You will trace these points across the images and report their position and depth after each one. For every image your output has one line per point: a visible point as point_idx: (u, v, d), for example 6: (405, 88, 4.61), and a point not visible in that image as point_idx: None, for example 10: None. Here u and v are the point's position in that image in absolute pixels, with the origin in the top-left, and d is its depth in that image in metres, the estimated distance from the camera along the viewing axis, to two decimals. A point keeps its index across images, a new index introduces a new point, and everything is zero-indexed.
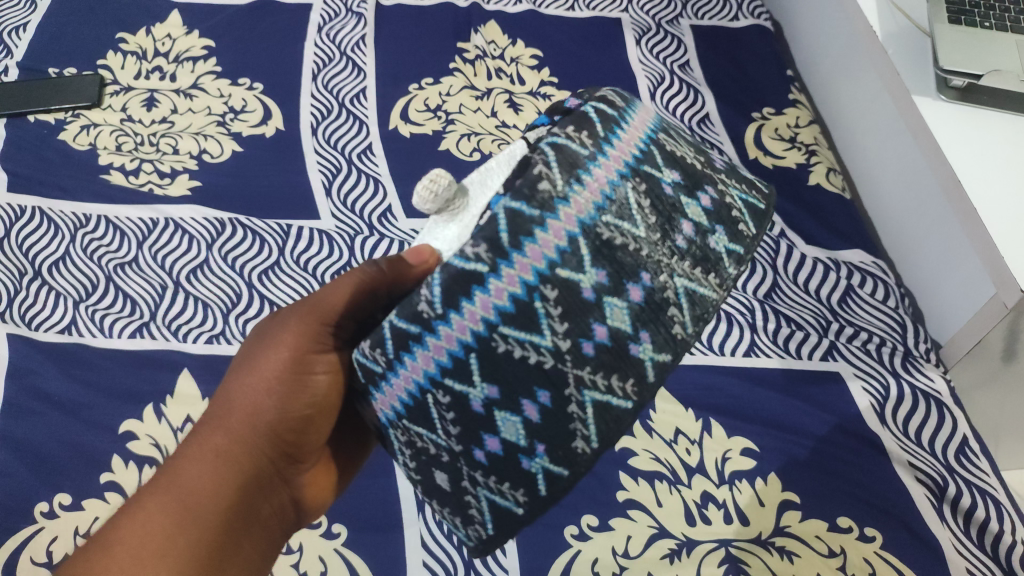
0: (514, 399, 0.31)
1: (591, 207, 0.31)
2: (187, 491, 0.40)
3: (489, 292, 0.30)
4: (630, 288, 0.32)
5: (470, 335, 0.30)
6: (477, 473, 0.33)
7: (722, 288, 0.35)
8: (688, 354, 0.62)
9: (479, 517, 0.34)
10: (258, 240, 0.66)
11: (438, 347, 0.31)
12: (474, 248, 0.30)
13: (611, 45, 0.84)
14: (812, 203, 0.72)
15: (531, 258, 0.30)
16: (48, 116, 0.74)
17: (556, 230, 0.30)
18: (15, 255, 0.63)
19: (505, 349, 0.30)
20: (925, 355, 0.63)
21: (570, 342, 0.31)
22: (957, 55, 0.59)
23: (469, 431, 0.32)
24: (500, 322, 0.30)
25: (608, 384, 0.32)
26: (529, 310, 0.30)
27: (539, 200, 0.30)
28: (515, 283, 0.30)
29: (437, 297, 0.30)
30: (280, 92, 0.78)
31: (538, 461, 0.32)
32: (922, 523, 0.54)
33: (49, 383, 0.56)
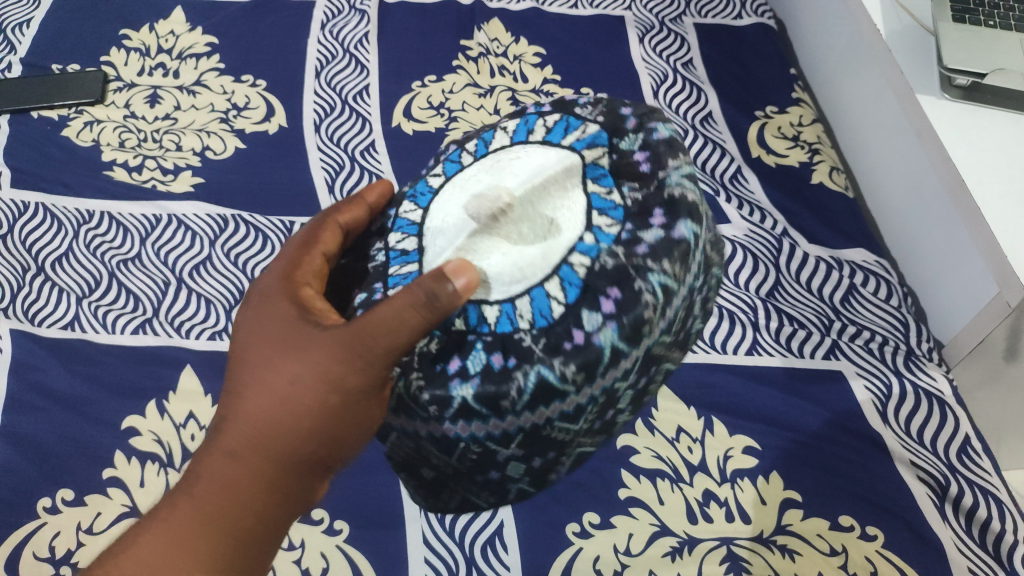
0: (531, 447, 0.40)
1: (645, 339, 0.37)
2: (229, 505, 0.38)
3: (563, 401, 0.37)
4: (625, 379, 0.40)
5: (531, 421, 0.37)
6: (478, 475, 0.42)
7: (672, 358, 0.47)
8: (691, 352, 0.62)
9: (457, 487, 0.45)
10: (261, 237, 0.67)
11: (500, 425, 0.37)
12: (568, 369, 0.36)
13: (615, 43, 0.84)
14: (814, 201, 0.72)
15: (604, 378, 0.37)
16: (51, 112, 0.74)
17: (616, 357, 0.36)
18: (19, 251, 0.63)
19: (548, 430, 0.38)
20: (927, 355, 0.63)
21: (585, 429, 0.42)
22: (960, 54, 0.59)
23: (484, 456, 0.39)
24: (557, 419, 0.37)
25: (593, 424, 0.42)
26: (575, 411, 0.38)
27: (627, 335, 0.36)
28: (585, 395, 0.37)
29: (525, 387, 0.36)
30: (283, 89, 0.78)
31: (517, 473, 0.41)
32: (924, 522, 0.54)
33: (53, 378, 0.57)
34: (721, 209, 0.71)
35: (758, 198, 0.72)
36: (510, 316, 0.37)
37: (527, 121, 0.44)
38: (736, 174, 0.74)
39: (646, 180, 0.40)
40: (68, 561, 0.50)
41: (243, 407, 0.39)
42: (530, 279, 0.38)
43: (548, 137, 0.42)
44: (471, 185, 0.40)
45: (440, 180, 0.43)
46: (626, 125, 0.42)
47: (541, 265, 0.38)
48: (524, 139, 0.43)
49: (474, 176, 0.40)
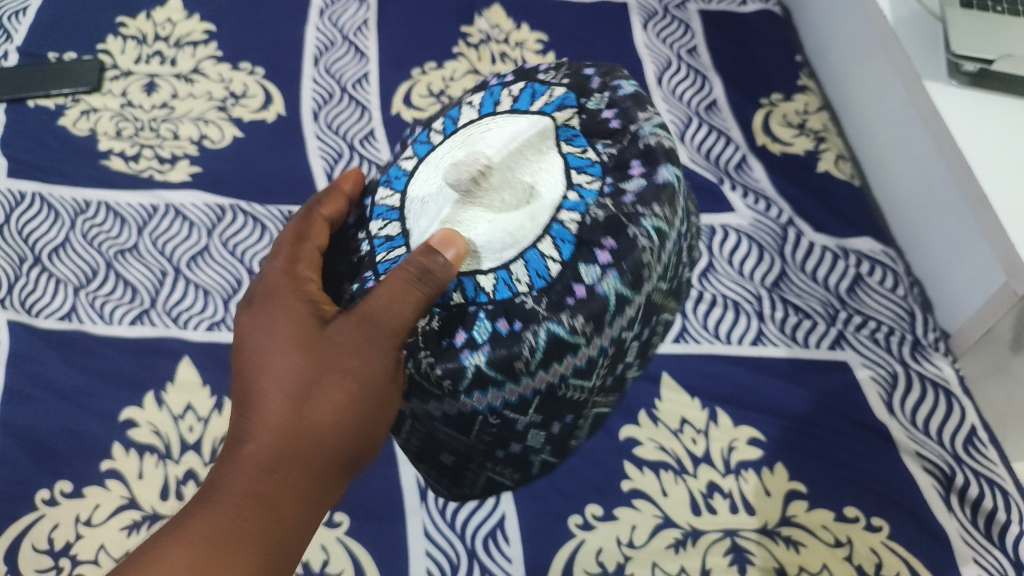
0: (544, 414, 0.40)
1: (652, 276, 0.38)
2: (265, 514, 0.36)
3: (575, 357, 0.37)
4: (640, 326, 0.41)
5: (542, 386, 0.38)
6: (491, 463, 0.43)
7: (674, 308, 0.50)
8: (695, 342, 0.61)
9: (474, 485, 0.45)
10: (259, 227, 0.66)
11: (514, 390, 0.37)
12: (574, 321, 0.36)
13: (618, 30, 0.83)
14: (819, 189, 0.71)
15: (614, 329, 0.37)
16: (48, 101, 0.73)
17: (628, 311, 0.38)
18: (15, 241, 0.63)
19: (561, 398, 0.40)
20: (934, 345, 0.62)
21: (597, 378, 0.41)
22: (969, 39, 0.57)
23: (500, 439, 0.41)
24: (573, 378, 0.38)
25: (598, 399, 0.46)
26: (586, 368, 0.38)
27: (634, 274, 0.37)
28: (596, 347, 0.37)
29: (535, 359, 0.36)
30: (281, 76, 0.77)
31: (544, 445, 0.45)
32: (930, 513, 0.53)
33: (51, 370, 0.56)
34: (725, 197, 0.70)
35: (762, 186, 0.71)
36: (506, 282, 0.38)
37: (493, 93, 0.44)
38: (741, 163, 0.73)
39: (619, 136, 0.41)
40: (67, 553, 0.50)
41: (270, 418, 0.37)
42: (521, 241, 0.38)
43: (518, 104, 0.43)
44: (446, 162, 0.41)
45: (413, 162, 0.43)
46: (593, 87, 0.43)
47: (531, 226, 0.38)
48: (491, 111, 0.43)
49: (447, 154, 0.41)
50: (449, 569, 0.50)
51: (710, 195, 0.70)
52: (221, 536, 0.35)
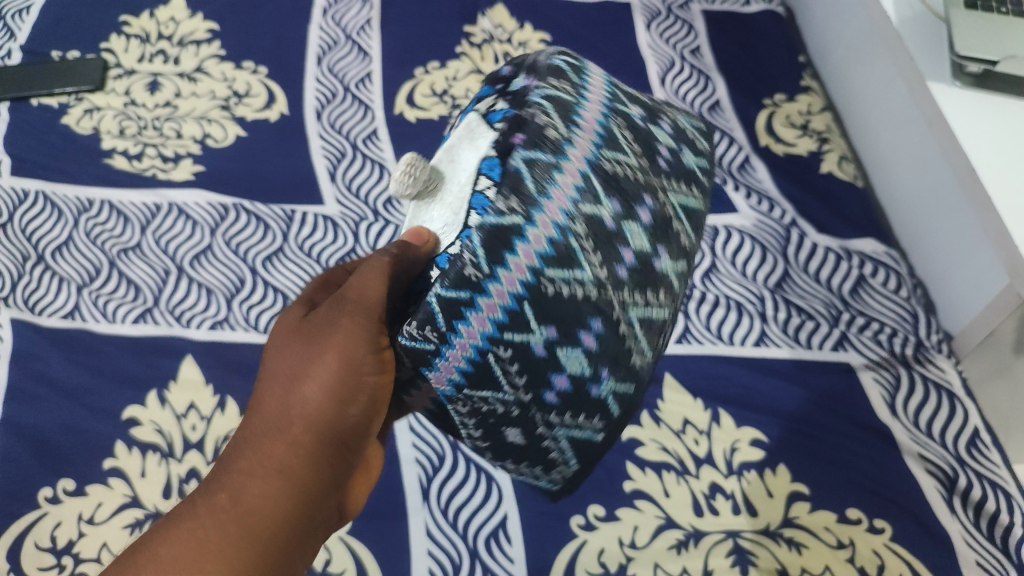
0: (572, 333, 0.33)
1: (591, 143, 0.35)
2: (242, 504, 0.34)
3: (528, 241, 0.31)
4: (638, 209, 0.36)
5: (520, 286, 0.31)
6: (551, 415, 0.36)
7: (703, 197, 0.42)
8: (698, 343, 0.61)
9: (557, 452, 0.40)
10: (262, 226, 0.66)
11: (483, 318, 0.31)
12: (503, 202, 0.31)
13: (621, 30, 0.83)
14: (823, 190, 0.71)
15: (556, 202, 0.32)
16: (51, 100, 0.74)
17: (571, 171, 0.33)
18: (18, 239, 0.63)
19: (555, 290, 0.32)
20: (937, 346, 0.62)
21: (607, 271, 0.34)
22: (973, 41, 0.57)
23: (537, 377, 0.34)
24: (545, 267, 0.31)
25: (645, 298, 0.36)
26: (569, 249, 0.32)
27: (546, 141, 0.33)
28: (550, 227, 0.32)
29: (481, 259, 0.31)
30: (284, 75, 0.77)
31: (605, 386, 0.37)
32: (932, 515, 0.53)
33: (54, 368, 0.56)
34: (728, 198, 0.70)
35: (765, 187, 0.71)
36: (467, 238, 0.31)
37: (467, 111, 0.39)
38: (744, 164, 0.73)
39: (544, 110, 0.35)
40: (69, 551, 0.50)
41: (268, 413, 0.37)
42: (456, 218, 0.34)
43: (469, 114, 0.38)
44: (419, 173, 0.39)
45: None
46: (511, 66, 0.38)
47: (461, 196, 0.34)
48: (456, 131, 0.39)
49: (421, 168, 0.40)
50: (452, 569, 0.50)
51: (713, 196, 0.70)
52: (202, 521, 0.34)
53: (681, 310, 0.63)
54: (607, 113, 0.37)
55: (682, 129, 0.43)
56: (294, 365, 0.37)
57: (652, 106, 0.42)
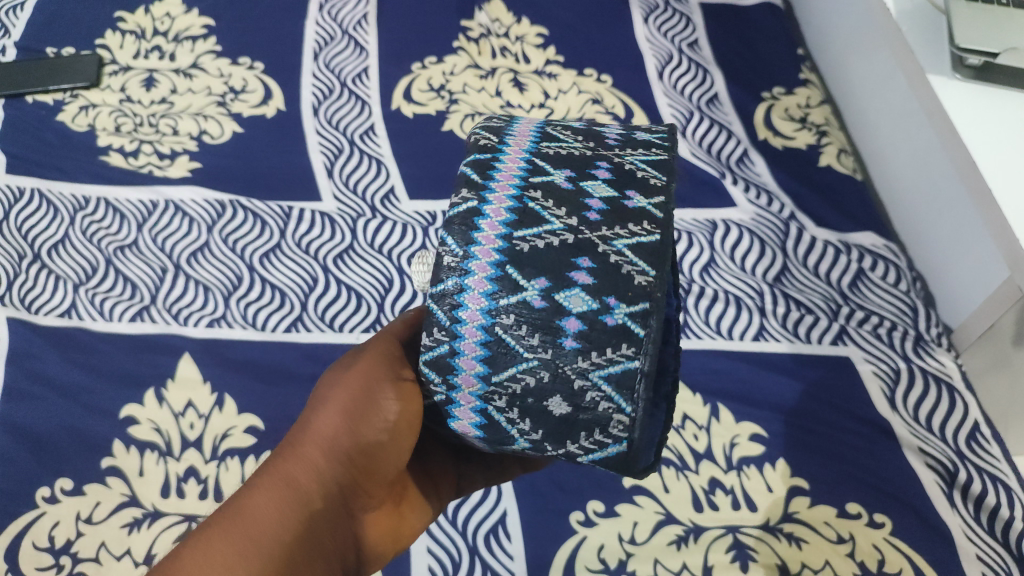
0: (562, 276, 0.32)
1: (527, 143, 0.36)
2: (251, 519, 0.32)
3: (489, 215, 0.32)
4: (593, 171, 0.35)
5: (496, 253, 0.32)
6: (579, 362, 0.32)
7: (671, 151, 0.37)
8: (697, 339, 0.61)
9: (612, 406, 0.32)
10: (259, 222, 0.65)
11: (476, 297, 0.32)
12: (456, 197, 0.33)
13: (618, 23, 0.82)
14: (821, 183, 0.70)
15: (504, 182, 0.33)
16: (46, 96, 0.73)
17: (512, 158, 0.35)
18: (14, 237, 0.62)
19: (530, 246, 0.32)
20: (936, 340, 0.62)
21: (577, 218, 0.33)
22: (973, 33, 0.56)
23: (546, 328, 0.32)
24: (513, 229, 0.32)
25: (629, 229, 0.33)
26: (528, 211, 0.33)
27: (479, 147, 0.35)
28: (505, 198, 0.33)
29: (452, 244, 0.32)
30: (280, 71, 0.76)
31: (620, 313, 0.32)
32: (931, 509, 0.53)
33: (51, 367, 0.56)
34: (727, 191, 0.70)
35: (764, 180, 0.71)
36: None
37: None
38: (742, 157, 0.73)
39: None
40: (67, 551, 0.49)
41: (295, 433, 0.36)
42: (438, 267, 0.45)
43: None
44: None
45: None
46: None
47: None
48: None
49: None
50: (452, 565, 0.50)
51: (711, 190, 0.70)
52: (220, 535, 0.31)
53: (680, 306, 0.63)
54: (542, 127, 0.39)
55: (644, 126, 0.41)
56: (323, 393, 0.38)
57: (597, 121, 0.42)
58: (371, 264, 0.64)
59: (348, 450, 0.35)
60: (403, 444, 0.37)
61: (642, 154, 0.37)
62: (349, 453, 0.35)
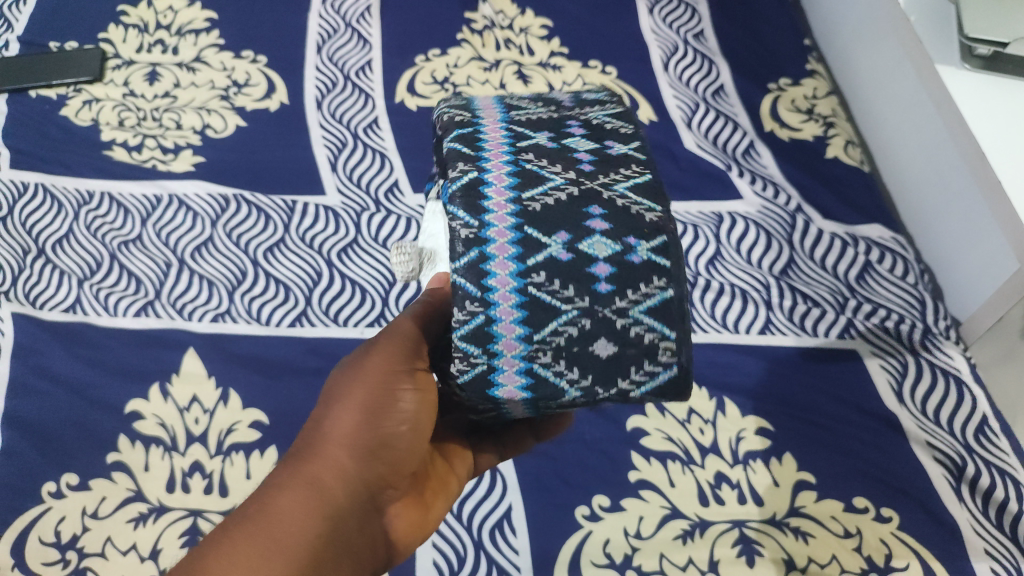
0: (580, 227, 0.33)
1: (498, 116, 0.39)
2: (280, 519, 0.34)
3: (492, 183, 0.34)
4: (568, 129, 0.37)
5: (511, 218, 0.33)
6: (618, 303, 0.33)
7: (623, 104, 0.40)
8: (702, 332, 0.61)
9: (656, 337, 0.34)
10: (263, 217, 0.65)
11: (503, 264, 0.33)
12: (455, 171, 0.34)
13: (623, 14, 0.82)
14: (828, 175, 0.70)
15: (495, 150, 0.35)
16: (49, 91, 0.73)
17: (493, 131, 0.37)
18: (18, 232, 0.63)
19: (542, 204, 0.34)
20: (945, 333, 0.61)
21: (574, 170, 0.35)
22: (983, 22, 0.55)
23: (578, 279, 0.33)
24: (520, 193, 0.34)
25: (624, 174, 0.35)
26: (528, 171, 0.34)
27: (458, 122, 0.37)
28: (502, 164, 0.34)
29: (466, 218, 0.33)
30: (283, 65, 0.76)
31: (643, 249, 0.33)
32: (940, 504, 0.53)
33: (56, 362, 0.56)
34: (733, 184, 0.69)
35: (770, 172, 0.71)
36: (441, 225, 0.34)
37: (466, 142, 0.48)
38: (748, 149, 0.72)
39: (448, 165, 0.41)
40: (73, 546, 0.49)
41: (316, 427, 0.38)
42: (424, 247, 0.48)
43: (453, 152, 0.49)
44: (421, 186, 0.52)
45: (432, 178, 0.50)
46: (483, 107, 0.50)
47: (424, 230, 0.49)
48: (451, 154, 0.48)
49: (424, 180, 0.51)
50: (457, 560, 0.50)
51: (717, 182, 0.69)
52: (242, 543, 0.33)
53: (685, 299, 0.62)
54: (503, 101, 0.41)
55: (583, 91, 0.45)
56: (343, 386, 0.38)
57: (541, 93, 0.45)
58: (374, 258, 0.64)
59: (367, 447, 0.37)
60: (421, 433, 0.39)
61: (602, 109, 0.40)
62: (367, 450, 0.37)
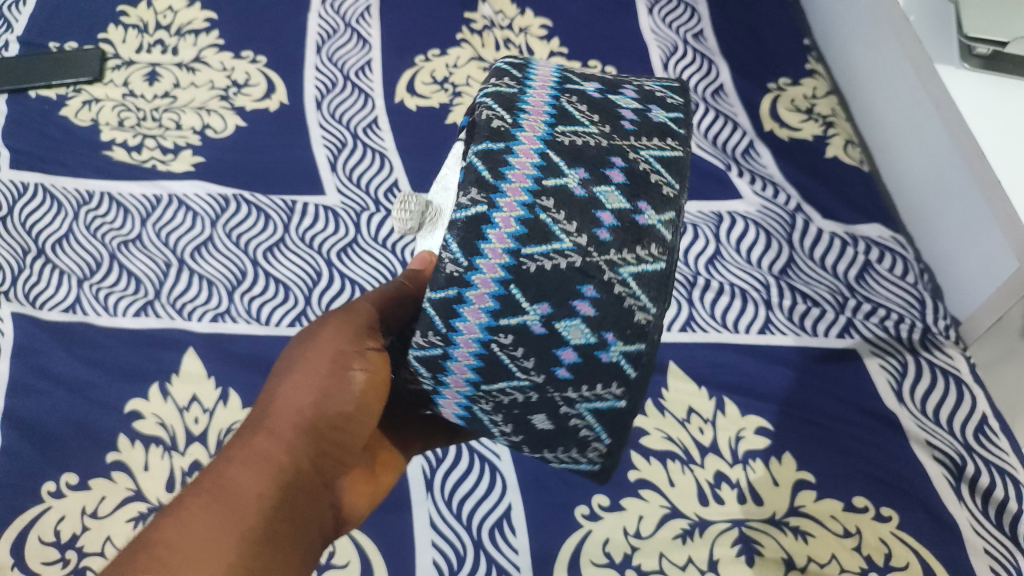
0: (566, 303, 0.32)
1: (541, 124, 0.34)
2: (232, 492, 0.32)
3: (498, 227, 0.31)
4: (608, 171, 0.34)
5: (501, 269, 0.32)
6: (569, 393, 0.34)
7: (686, 145, 0.36)
8: (701, 332, 0.61)
9: (590, 432, 0.36)
10: (262, 217, 0.65)
11: (474, 312, 0.32)
12: (466, 196, 0.32)
13: (623, 14, 0.82)
14: (827, 175, 0.70)
15: (517, 183, 0.32)
16: (49, 92, 0.73)
17: (525, 152, 0.33)
18: (19, 233, 0.63)
19: (536, 267, 0.32)
20: (945, 332, 0.61)
21: (587, 236, 0.32)
22: (982, 21, 0.55)
23: (542, 356, 0.33)
24: (521, 246, 0.32)
25: (637, 255, 0.33)
26: (539, 224, 0.32)
27: (494, 130, 0.33)
28: (515, 208, 0.32)
29: (457, 253, 0.31)
30: (283, 65, 0.76)
31: (615, 350, 0.33)
32: (940, 503, 0.53)
33: (55, 362, 0.56)
34: (732, 184, 0.69)
35: (770, 172, 0.71)
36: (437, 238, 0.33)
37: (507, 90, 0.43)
38: (748, 149, 0.72)
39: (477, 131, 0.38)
40: (73, 545, 0.49)
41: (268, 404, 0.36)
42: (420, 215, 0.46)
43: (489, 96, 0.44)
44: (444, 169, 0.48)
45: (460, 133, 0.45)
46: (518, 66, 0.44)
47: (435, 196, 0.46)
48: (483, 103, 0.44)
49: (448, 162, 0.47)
50: (457, 559, 0.50)
51: (717, 182, 0.69)
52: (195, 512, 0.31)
53: (685, 299, 0.62)
54: (559, 95, 0.37)
55: (657, 90, 0.40)
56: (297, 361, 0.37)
57: (609, 79, 0.40)
58: (374, 258, 0.64)
59: (319, 421, 0.35)
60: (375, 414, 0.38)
61: (659, 147, 0.36)
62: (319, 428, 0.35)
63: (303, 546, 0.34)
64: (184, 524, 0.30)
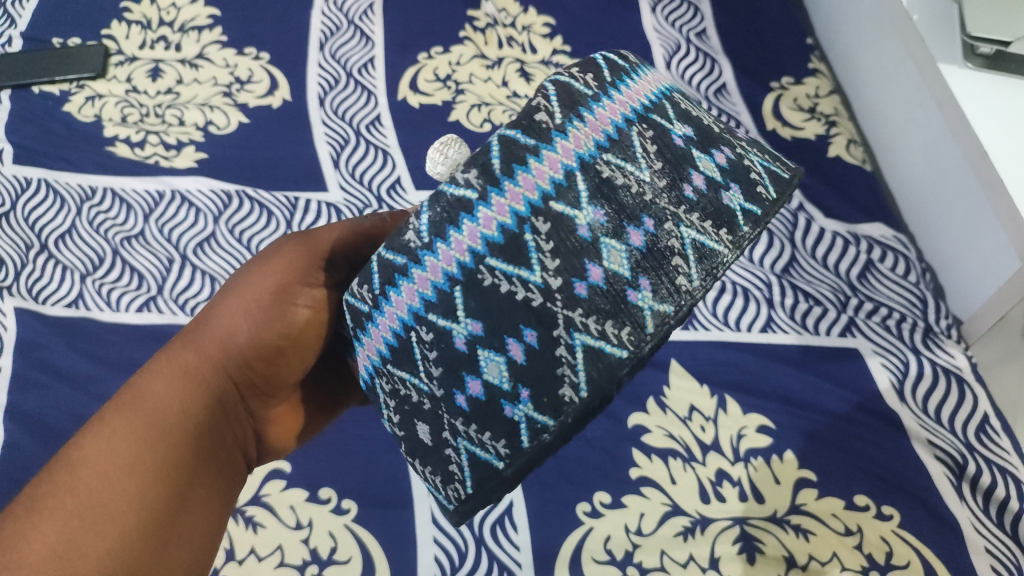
0: (499, 335, 0.29)
1: (593, 141, 0.30)
2: (153, 410, 0.38)
3: (477, 221, 0.29)
4: (631, 229, 0.29)
5: (455, 266, 0.29)
6: (458, 421, 0.30)
7: (735, 246, 0.30)
8: (701, 330, 0.61)
9: (458, 474, 0.31)
10: (265, 214, 0.65)
11: (411, 292, 0.30)
12: (465, 174, 0.29)
13: (626, 13, 0.82)
14: (830, 174, 0.70)
15: (523, 188, 0.29)
16: (52, 87, 0.73)
17: (551, 162, 0.29)
18: (22, 228, 0.63)
19: (491, 282, 0.29)
20: (946, 332, 0.62)
21: (561, 281, 0.28)
22: (987, 21, 0.55)
23: (451, 372, 0.30)
24: (488, 253, 0.28)
25: (601, 328, 0.28)
26: (519, 241, 0.28)
27: (532, 129, 0.29)
28: (505, 213, 0.28)
29: (424, 226, 0.29)
30: (287, 61, 0.76)
31: (521, 410, 0.29)
32: (941, 503, 0.53)
33: (59, 357, 0.56)
34: None
35: None
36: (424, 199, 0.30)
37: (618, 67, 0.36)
38: None
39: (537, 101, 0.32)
40: None
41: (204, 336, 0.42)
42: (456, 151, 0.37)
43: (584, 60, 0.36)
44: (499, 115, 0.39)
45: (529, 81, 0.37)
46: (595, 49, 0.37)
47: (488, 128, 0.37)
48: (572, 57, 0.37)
49: None
50: (457, 556, 0.50)
51: None
52: (116, 434, 0.37)
53: None
54: (633, 123, 0.31)
55: (757, 171, 0.32)
56: (234, 297, 0.43)
57: (712, 130, 0.33)
58: None
59: (244, 353, 0.41)
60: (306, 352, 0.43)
61: (699, 232, 0.30)
62: (247, 355, 0.41)
63: (218, 460, 0.41)
64: (109, 439, 0.37)
